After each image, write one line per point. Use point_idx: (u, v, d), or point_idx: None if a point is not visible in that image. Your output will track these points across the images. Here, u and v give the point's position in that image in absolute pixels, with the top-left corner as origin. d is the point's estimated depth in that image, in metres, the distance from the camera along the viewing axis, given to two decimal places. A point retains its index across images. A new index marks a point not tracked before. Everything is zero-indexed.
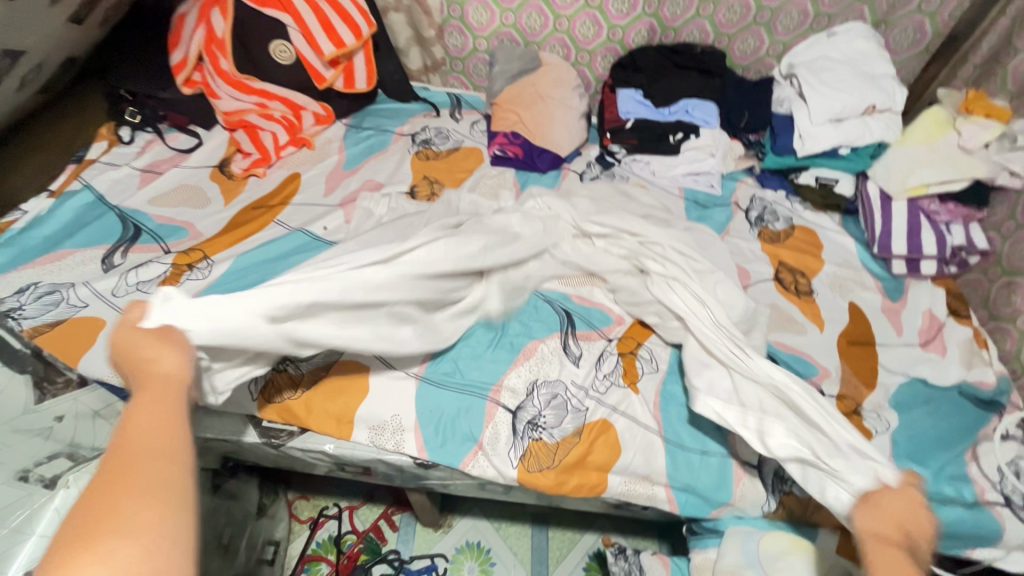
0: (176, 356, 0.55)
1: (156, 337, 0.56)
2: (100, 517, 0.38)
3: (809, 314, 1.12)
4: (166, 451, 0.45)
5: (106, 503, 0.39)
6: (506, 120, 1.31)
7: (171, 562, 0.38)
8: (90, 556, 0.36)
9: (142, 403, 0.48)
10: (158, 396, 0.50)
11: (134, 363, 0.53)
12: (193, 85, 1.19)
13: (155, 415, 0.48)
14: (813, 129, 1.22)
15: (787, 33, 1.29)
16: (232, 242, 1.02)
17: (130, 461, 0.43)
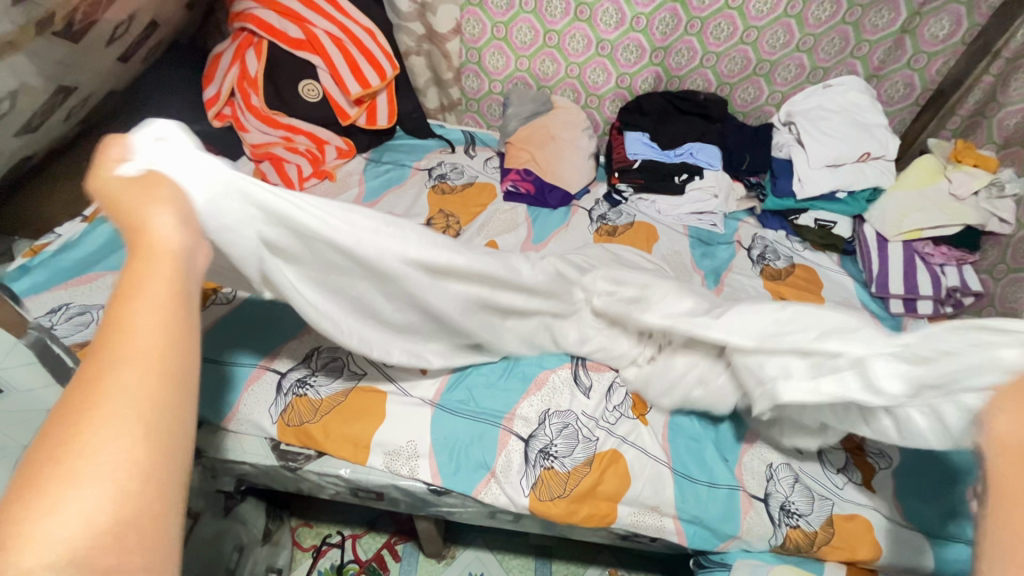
0: (170, 213, 0.42)
1: (151, 191, 0.43)
2: (58, 449, 0.31)
3: None
4: (145, 359, 0.34)
5: (70, 433, 0.31)
6: (519, 158, 1.37)
7: (151, 504, 0.31)
8: (53, 495, 0.29)
9: (130, 278, 0.37)
10: (146, 266, 0.38)
11: (127, 218, 0.41)
12: (223, 119, 1.25)
13: (139, 297, 0.36)
14: (810, 173, 1.29)
15: (785, 84, 1.36)
16: None
17: (100, 373, 0.33)
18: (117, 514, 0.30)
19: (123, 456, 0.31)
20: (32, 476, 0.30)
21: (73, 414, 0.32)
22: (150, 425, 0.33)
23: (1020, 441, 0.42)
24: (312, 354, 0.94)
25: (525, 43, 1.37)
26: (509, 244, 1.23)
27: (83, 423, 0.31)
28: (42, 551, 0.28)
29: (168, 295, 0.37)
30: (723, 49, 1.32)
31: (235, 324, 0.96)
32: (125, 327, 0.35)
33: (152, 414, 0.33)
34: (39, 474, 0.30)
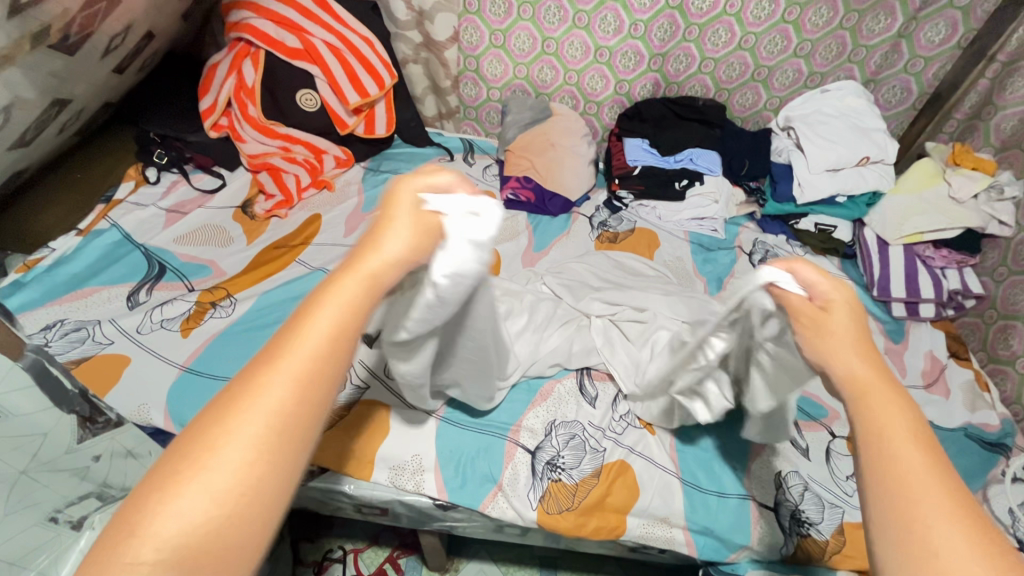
0: (403, 245, 0.46)
1: (392, 212, 0.47)
2: (207, 438, 0.36)
3: None
4: (299, 382, 0.38)
5: (216, 430, 0.36)
6: (519, 166, 1.37)
7: (252, 515, 0.35)
8: (192, 478, 0.35)
9: (321, 297, 0.42)
10: (336, 293, 0.42)
11: (368, 234, 0.47)
12: (220, 130, 1.23)
13: (321, 321, 0.40)
14: (810, 178, 1.29)
15: (783, 89, 1.37)
16: (255, 280, 1.04)
17: (261, 381, 0.38)
18: (222, 516, 0.34)
19: (250, 472, 0.35)
20: (186, 450, 0.36)
21: (229, 413, 0.37)
22: (275, 447, 0.37)
23: (865, 373, 0.46)
24: None
25: (523, 51, 1.37)
26: (509, 253, 1.22)
27: (229, 426, 0.36)
28: (161, 536, 0.33)
29: (339, 326, 0.41)
30: (721, 55, 1.32)
31: (233, 339, 0.93)
32: (299, 346, 0.39)
33: (279, 436, 0.37)
34: (187, 456, 0.36)
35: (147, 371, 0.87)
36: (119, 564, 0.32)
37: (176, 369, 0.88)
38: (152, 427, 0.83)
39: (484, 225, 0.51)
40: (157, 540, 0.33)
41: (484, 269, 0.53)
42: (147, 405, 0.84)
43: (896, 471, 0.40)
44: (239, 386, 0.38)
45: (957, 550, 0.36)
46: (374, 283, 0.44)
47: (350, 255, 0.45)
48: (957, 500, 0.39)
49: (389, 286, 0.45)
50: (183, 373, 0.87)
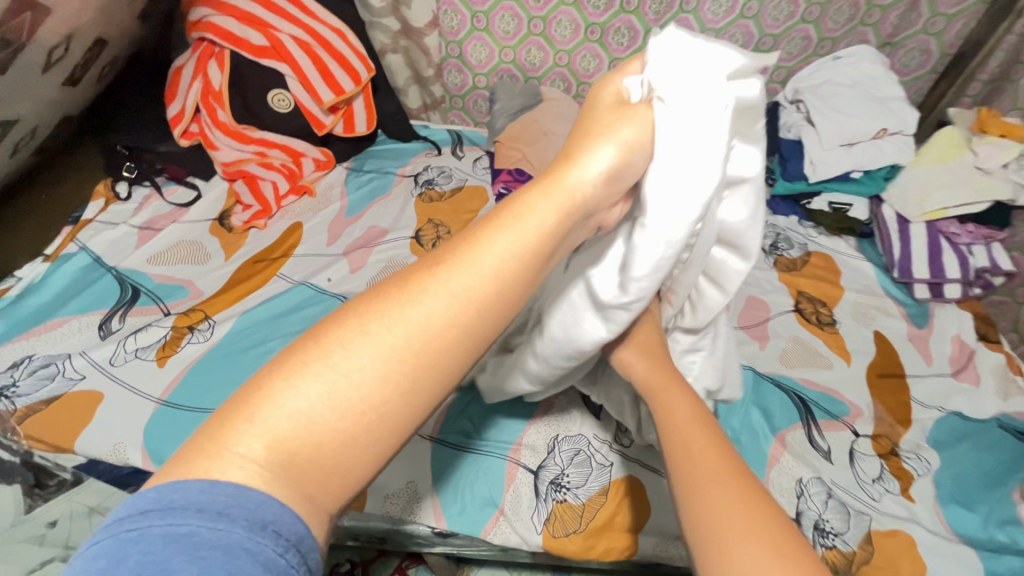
0: (617, 153, 0.41)
1: (596, 116, 0.44)
2: (354, 331, 0.33)
3: (834, 347, 1.08)
4: (460, 313, 0.35)
5: (356, 324, 0.33)
6: (509, 158, 1.28)
7: (369, 440, 0.32)
8: (324, 368, 0.32)
9: (503, 217, 0.38)
10: (521, 214, 0.38)
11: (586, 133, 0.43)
12: (191, 137, 1.16)
13: (499, 246, 0.37)
14: (822, 154, 1.20)
15: (790, 59, 1.27)
16: (235, 299, 0.98)
17: (422, 289, 0.35)
18: (343, 425, 0.31)
19: (382, 387, 0.32)
20: (325, 335, 0.33)
21: (380, 318, 0.34)
22: (416, 372, 0.33)
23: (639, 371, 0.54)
24: None
25: (508, 33, 1.28)
26: None
27: (371, 326, 0.33)
28: (270, 424, 0.30)
29: (515, 255, 0.37)
30: (722, 25, 1.22)
31: (214, 363, 0.89)
32: (472, 273, 0.36)
33: (418, 361, 0.33)
34: (315, 351, 0.32)
35: (122, 407, 0.82)
36: (227, 452, 0.29)
37: (152, 404, 0.83)
38: (130, 467, 0.78)
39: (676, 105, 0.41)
40: (270, 434, 0.30)
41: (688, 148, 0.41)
42: (124, 443, 0.79)
43: (688, 454, 0.43)
44: (392, 295, 0.35)
45: (733, 517, 0.38)
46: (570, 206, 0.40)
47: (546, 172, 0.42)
48: (737, 474, 0.41)
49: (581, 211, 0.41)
50: (161, 408, 0.82)
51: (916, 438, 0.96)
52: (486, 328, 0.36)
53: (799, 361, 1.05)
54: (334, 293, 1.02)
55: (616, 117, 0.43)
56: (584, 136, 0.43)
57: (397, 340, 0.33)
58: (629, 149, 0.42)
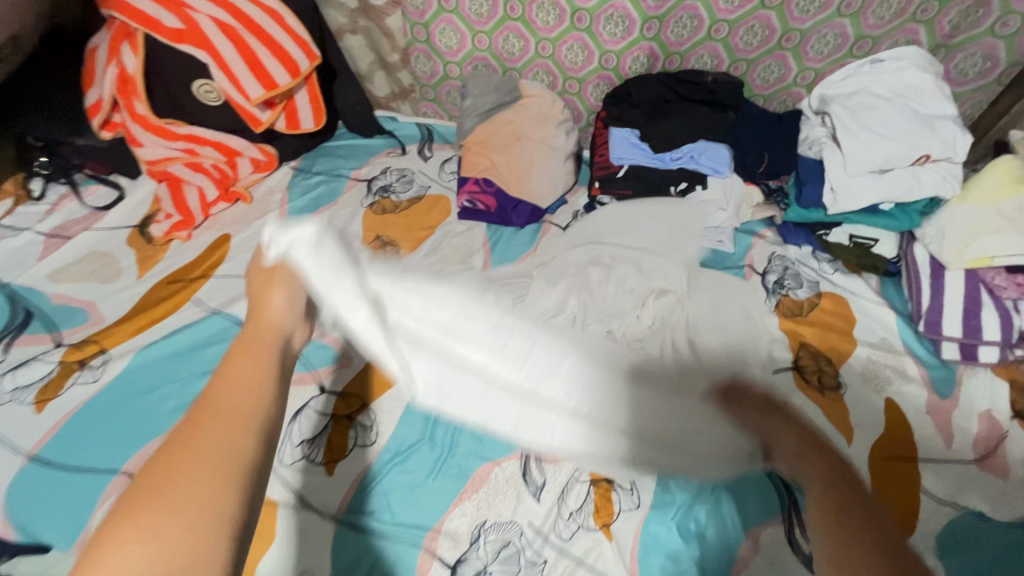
0: (289, 284, 0.46)
1: (256, 277, 0.48)
2: (147, 481, 0.30)
3: (834, 420, 0.92)
4: (241, 405, 0.34)
5: (154, 477, 0.30)
6: (476, 166, 1.11)
7: (210, 547, 0.28)
8: (118, 540, 0.28)
9: (232, 367, 0.37)
10: (259, 339, 0.40)
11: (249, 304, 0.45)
12: (114, 129, 1.01)
13: (247, 366, 0.37)
14: (846, 182, 0.99)
15: (819, 60, 1.05)
16: (136, 330, 0.86)
17: (203, 420, 0.33)
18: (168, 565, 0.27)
19: (196, 488, 0.30)
20: (116, 512, 0.29)
21: (162, 473, 0.30)
22: (226, 466, 0.31)
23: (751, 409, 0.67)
24: None
25: (481, 17, 1.09)
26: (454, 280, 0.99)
27: (174, 466, 0.30)
28: None
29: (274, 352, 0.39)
30: (737, 15, 1.01)
31: (98, 412, 0.78)
32: (231, 384, 0.36)
33: (230, 457, 0.32)
34: (96, 548, 0.28)
35: None
36: None
37: (19, 459, 0.73)
38: None
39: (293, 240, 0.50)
40: None
41: (307, 245, 0.50)
42: None
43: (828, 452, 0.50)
44: (176, 441, 0.32)
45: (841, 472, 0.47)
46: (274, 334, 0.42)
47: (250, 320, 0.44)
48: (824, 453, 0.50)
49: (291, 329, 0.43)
50: (28, 465, 0.73)
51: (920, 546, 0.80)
52: (255, 412, 0.34)
53: None
54: None
55: (270, 264, 0.48)
56: (253, 306, 0.45)
57: (207, 457, 0.31)
58: (284, 283, 0.46)
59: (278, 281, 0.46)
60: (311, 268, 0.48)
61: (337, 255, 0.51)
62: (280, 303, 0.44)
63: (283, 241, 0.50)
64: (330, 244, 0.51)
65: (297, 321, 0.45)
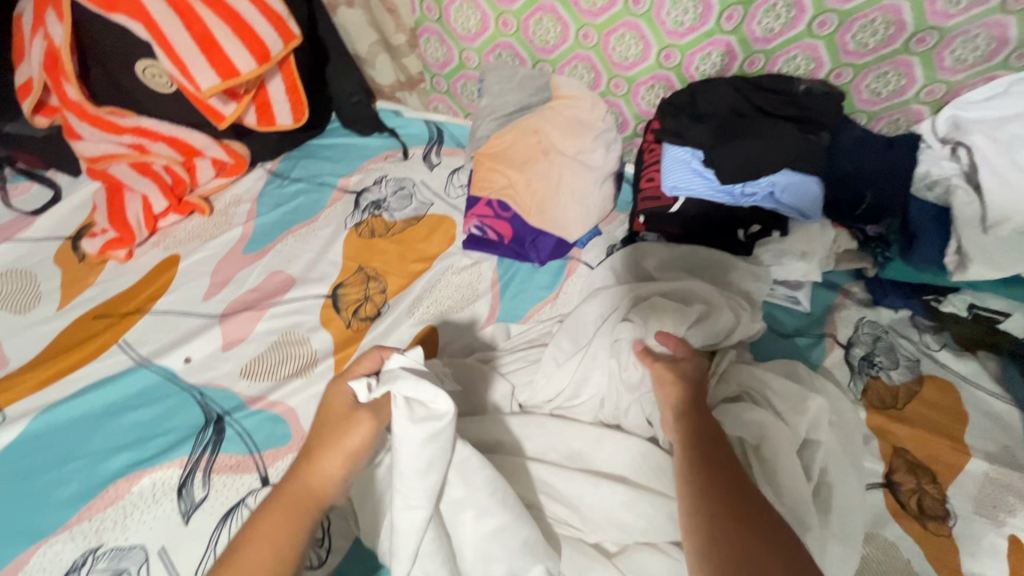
0: (352, 453, 0.45)
1: (330, 403, 0.47)
2: None
3: (940, 566, 0.68)
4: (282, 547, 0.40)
5: None
6: (490, 183, 0.89)
7: None
8: None
9: (266, 517, 0.41)
10: (292, 500, 0.42)
11: (306, 447, 0.45)
12: (51, 114, 0.83)
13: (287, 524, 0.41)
14: (977, 241, 0.75)
15: (958, 69, 0.78)
16: (41, 382, 0.68)
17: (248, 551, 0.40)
18: None
19: None
20: None
21: None
22: None
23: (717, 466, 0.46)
24: (80, 568, 0.57)
25: None
26: (449, 333, 0.78)
27: None
28: None
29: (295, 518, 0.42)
30: (853, 4, 0.75)
31: None
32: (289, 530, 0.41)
33: None
34: None
35: None
36: None
37: None
38: None
39: (416, 414, 0.46)
40: None
41: (416, 423, 0.46)
42: None
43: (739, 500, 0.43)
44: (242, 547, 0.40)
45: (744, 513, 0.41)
46: (309, 507, 0.43)
47: (295, 463, 0.45)
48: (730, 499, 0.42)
49: (325, 505, 0.44)
50: None
51: None
52: None
53: None
54: (190, 382, 0.70)
55: (342, 421, 0.46)
56: (310, 450, 0.45)
57: None
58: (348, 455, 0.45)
59: (339, 446, 0.44)
60: (411, 452, 0.46)
61: (444, 445, 0.47)
62: (332, 464, 0.44)
63: (407, 400, 0.46)
64: (445, 435, 0.47)
65: (345, 483, 0.45)
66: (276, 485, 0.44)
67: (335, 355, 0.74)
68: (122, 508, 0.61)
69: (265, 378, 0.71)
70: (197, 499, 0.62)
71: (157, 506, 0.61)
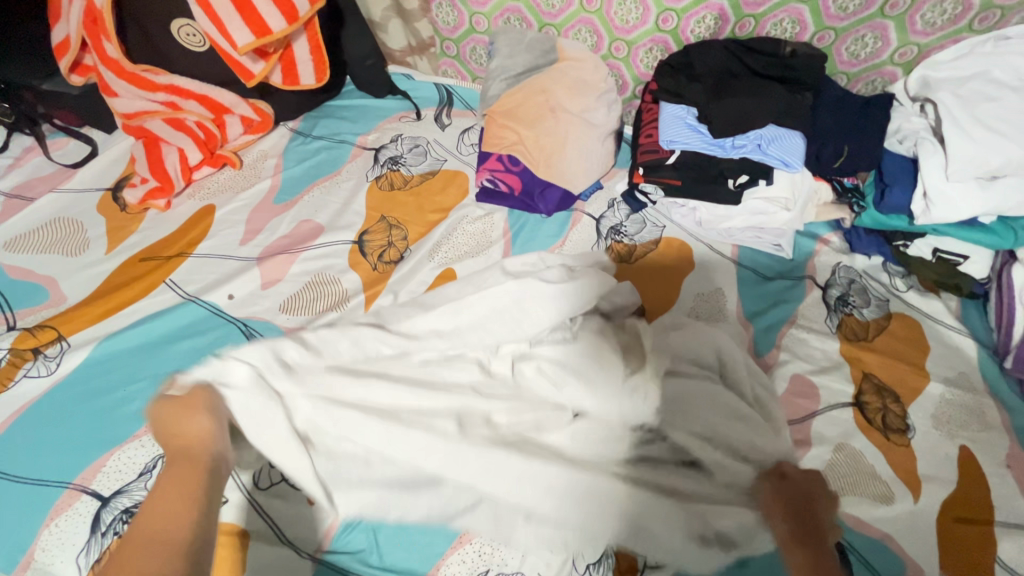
0: (208, 418, 0.55)
1: (162, 406, 0.56)
2: None
3: (899, 469, 0.78)
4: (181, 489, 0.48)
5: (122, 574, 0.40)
6: (500, 139, 0.96)
7: None
8: None
9: (164, 481, 0.49)
10: (179, 467, 0.50)
11: (164, 433, 0.54)
12: (86, 72, 0.88)
13: (174, 489, 0.48)
14: (944, 188, 0.83)
15: (928, 32, 0.86)
16: (99, 314, 0.75)
17: (152, 509, 0.46)
18: None
19: None
20: None
21: None
22: None
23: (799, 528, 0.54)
24: (152, 470, 0.65)
25: None
26: (466, 274, 0.86)
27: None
28: None
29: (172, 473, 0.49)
30: None
31: (53, 413, 0.68)
32: (186, 486, 0.48)
33: None
34: None
35: None
36: None
37: None
38: None
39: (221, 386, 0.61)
40: None
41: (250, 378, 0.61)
42: None
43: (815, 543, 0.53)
44: (149, 511, 0.46)
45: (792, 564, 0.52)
46: (199, 451, 0.52)
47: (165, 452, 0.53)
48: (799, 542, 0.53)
49: (214, 454, 0.53)
50: None
51: None
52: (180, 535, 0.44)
53: (844, 484, 0.76)
54: (234, 316, 0.77)
55: (182, 400, 0.56)
56: (170, 437, 0.53)
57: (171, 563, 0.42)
58: (201, 412, 0.55)
59: (195, 411, 0.55)
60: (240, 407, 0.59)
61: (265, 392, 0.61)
62: (201, 430, 0.54)
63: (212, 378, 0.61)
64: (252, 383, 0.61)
65: (225, 440, 0.55)
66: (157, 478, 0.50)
67: (365, 292, 0.81)
68: None
69: (302, 313, 0.79)
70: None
71: None
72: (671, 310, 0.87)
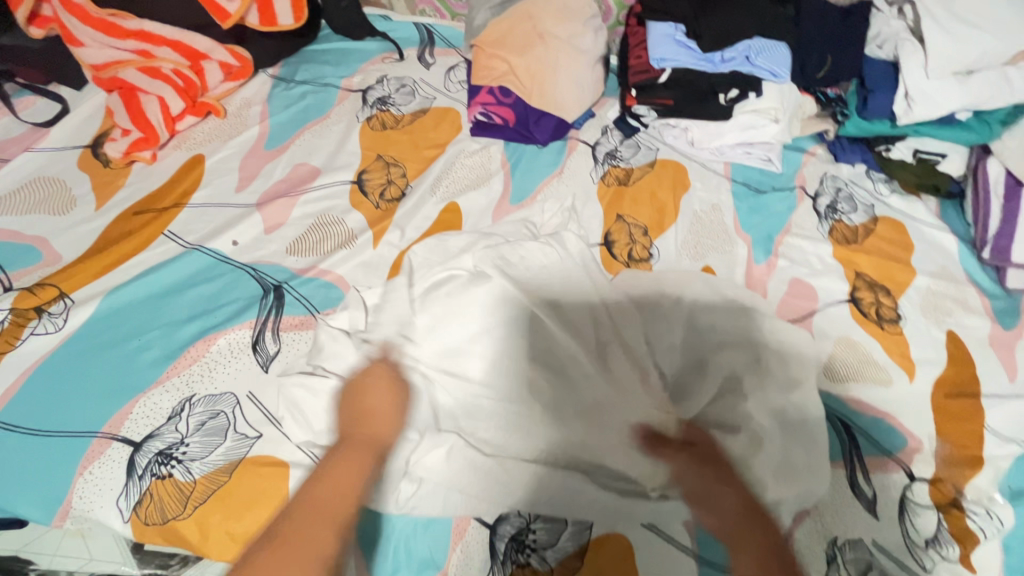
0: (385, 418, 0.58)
1: (369, 385, 0.61)
2: (298, 526, 0.47)
3: (895, 355, 0.83)
4: (352, 456, 0.54)
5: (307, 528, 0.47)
6: (491, 71, 0.95)
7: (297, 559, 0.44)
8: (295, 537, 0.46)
9: (343, 459, 0.54)
10: (349, 457, 0.54)
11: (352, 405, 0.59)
12: (45, 25, 0.84)
13: (342, 469, 0.53)
14: (925, 86, 0.86)
15: None
16: (100, 270, 0.73)
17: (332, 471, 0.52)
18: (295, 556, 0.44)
19: (305, 525, 0.47)
20: (294, 517, 0.48)
21: (301, 526, 0.47)
22: (329, 515, 0.48)
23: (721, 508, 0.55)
24: (181, 413, 0.64)
25: None
26: (471, 205, 0.86)
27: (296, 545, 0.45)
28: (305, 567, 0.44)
29: (357, 451, 0.55)
30: None
31: (65, 369, 0.66)
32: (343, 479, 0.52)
33: (327, 507, 0.49)
34: (300, 520, 0.47)
35: None
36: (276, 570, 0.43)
37: None
38: None
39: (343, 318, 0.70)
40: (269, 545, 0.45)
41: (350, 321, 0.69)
42: None
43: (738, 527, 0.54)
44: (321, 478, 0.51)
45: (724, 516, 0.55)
46: (371, 456, 0.55)
47: (349, 436, 0.57)
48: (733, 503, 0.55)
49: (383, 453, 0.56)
50: None
51: (986, 486, 0.73)
52: (342, 509, 0.49)
53: (846, 373, 0.81)
54: (241, 262, 0.76)
55: (393, 394, 0.60)
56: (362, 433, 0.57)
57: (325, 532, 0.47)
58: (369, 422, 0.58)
59: (389, 398, 0.60)
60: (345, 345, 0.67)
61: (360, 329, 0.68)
62: (385, 421, 0.58)
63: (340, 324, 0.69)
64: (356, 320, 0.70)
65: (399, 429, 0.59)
66: (341, 446, 0.56)
67: (371, 230, 0.80)
68: (206, 364, 0.68)
69: (311, 254, 0.78)
70: (272, 352, 0.69)
71: (237, 360, 0.68)
72: (673, 227, 0.89)
